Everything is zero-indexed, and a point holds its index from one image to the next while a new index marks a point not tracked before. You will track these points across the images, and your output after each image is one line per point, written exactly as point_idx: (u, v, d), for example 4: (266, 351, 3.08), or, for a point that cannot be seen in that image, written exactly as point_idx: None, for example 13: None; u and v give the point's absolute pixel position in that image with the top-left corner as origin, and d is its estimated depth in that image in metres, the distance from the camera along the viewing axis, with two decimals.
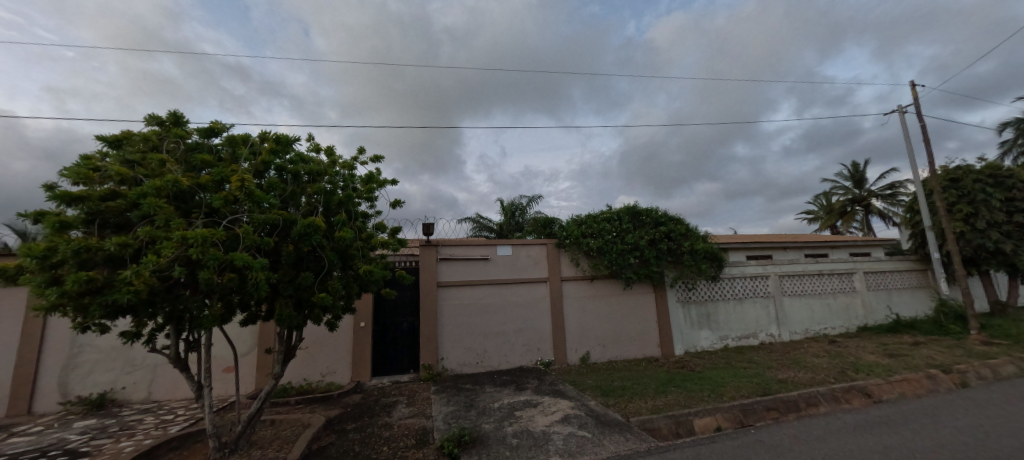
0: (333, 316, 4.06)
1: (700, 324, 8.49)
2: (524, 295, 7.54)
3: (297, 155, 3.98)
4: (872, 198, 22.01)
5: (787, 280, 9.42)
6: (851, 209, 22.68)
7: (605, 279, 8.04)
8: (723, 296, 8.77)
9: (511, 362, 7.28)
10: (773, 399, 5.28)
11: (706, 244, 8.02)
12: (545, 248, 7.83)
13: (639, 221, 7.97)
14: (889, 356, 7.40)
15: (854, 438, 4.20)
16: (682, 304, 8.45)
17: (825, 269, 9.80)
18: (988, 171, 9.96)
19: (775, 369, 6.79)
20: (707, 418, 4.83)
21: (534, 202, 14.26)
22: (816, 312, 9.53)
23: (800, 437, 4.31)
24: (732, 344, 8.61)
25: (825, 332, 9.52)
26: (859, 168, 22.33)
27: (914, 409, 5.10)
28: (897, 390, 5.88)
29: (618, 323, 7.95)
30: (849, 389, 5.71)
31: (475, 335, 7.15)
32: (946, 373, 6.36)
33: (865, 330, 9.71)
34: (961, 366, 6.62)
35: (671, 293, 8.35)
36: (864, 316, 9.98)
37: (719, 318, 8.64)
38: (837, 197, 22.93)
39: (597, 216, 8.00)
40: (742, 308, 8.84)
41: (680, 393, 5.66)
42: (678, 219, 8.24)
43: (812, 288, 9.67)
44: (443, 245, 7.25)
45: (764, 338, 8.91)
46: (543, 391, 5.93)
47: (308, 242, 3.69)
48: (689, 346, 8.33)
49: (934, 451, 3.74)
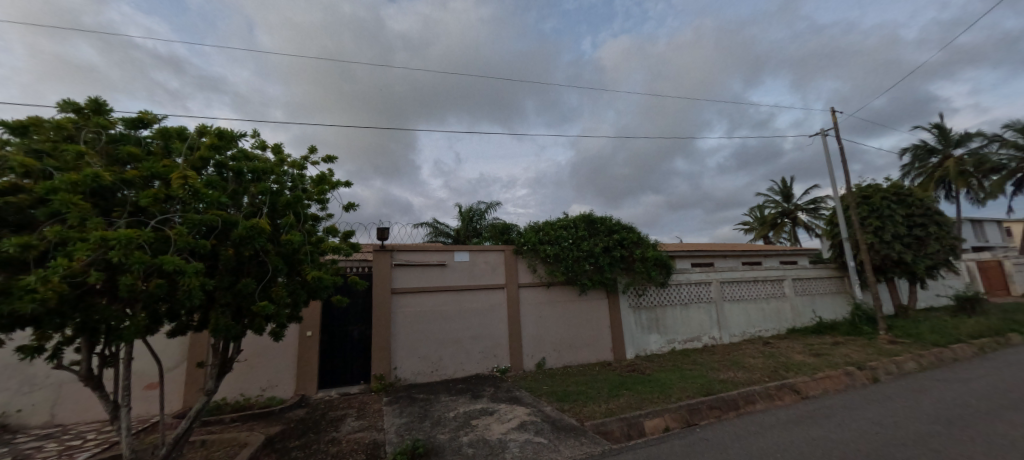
0: (277, 325, 3.78)
1: (650, 328, 8.84)
2: (481, 302, 7.47)
3: (240, 151, 3.69)
4: (798, 212, 24.20)
5: (727, 286, 10.07)
6: (780, 221, 24.82)
7: (561, 285, 8.16)
8: (671, 301, 9.20)
9: (466, 370, 7.16)
10: (715, 398, 5.59)
11: (655, 251, 8.41)
12: (502, 254, 7.81)
13: (594, 229, 8.20)
14: (814, 355, 8.10)
15: (785, 432, 4.52)
16: (633, 309, 8.77)
17: (760, 276, 10.58)
18: (892, 190, 11.33)
19: (717, 370, 7.20)
20: (656, 419, 5.01)
21: (492, 208, 14.30)
22: (752, 315, 10.24)
23: (738, 433, 4.59)
24: (678, 347, 9.03)
25: (759, 334, 10.23)
26: (787, 183, 24.56)
27: (836, 403, 5.60)
28: (821, 386, 6.44)
29: (573, 328, 8.09)
30: (781, 386, 6.18)
31: (431, 342, 6.97)
32: (860, 369, 7.06)
33: (793, 332, 10.58)
34: (873, 363, 7.37)
35: (623, 299, 8.64)
36: (793, 319, 10.88)
37: (666, 322, 9.04)
38: (769, 209, 25.01)
39: (554, 223, 8.15)
40: (688, 313, 9.33)
41: (631, 396, 5.83)
42: (631, 228, 8.57)
43: (749, 293, 10.40)
44: (398, 250, 7.03)
45: (708, 341, 9.44)
46: (500, 398, 5.88)
47: (250, 246, 3.40)
48: (639, 350, 8.63)
49: (855, 440, 4.14)
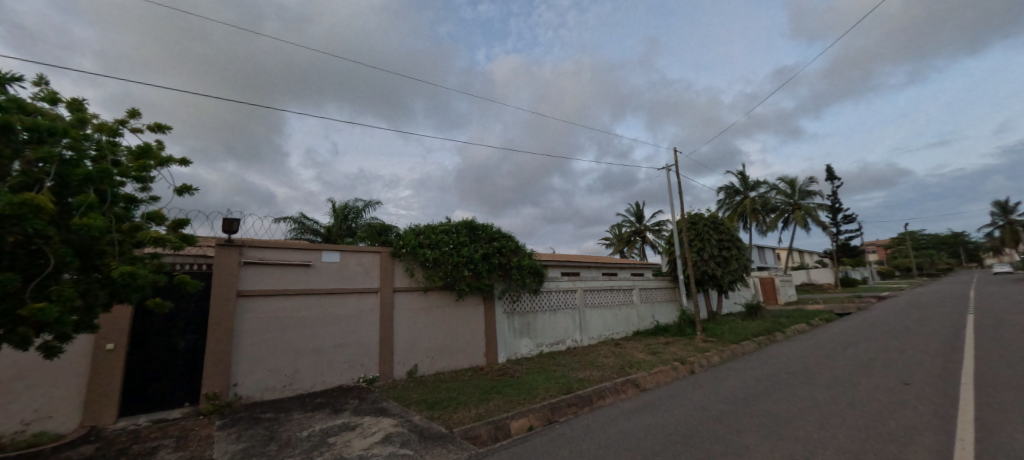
0: (56, 336, 2.88)
1: (521, 333, 9.27)
2: (350, 307, 6.88)
3: (11, 100, 2.76)
4: (647, 231, 28.33)
5: (589, 294, 11.18)
6: (633, 238, 28.69)
7: (438, 290, 8.03)
8: (541, 307, 9.82)
9: (327, 382, 6.46)
10: (573, 396, 6.10)
11: (530, 260, 8.93)
12: (377, 256, 7.36)
13: (475, 235, 8.31)
14: (651, 353, 9.51)
15: (627, 422, 5.17)
16: (507, 315, 9.10)
17: (616, 285, 12.03)
18: (710, 219, 14.12)
19: (576, 370, 7.91)
20: (521, 419, 5.23)
21: (370, 207, 13.41)
22: (607, 320, 11.54)
23: (591, 426, 5.08)
24: (545, 350, 9.64)
25: (612, 337, 11.58)
26: (639, 206, 28.58)
27: (665, 393, 6.65)
28: (655, 380, 7.57)
29: (448, 334, 8.01)
30: (626, 382, 7.08)
31: (285, 353, 6.13)
32: (684, 364, 8.53)
33: (638, 334, 12.28)
34: (692, 359, 8.97)
35: (499, 305, 8.91)
36: (638, 323, 12.61)
37: (536, 327, 9.60)
38: (625, 228, 28.73)
39: (435, 227, 8.01)
40: (555, 318, 10.06)
41: (499, 399, 6.01)
42: (509, 237, 8.94)
43: (606, 300, 11.72)
44: (250, 246, 6.06)
45: (571, 343, 10.30)
46: (364, 411, 5.46)
47: (15, 229, 2.51)
48: (510, 354, 8.96)
49: (679, 424, 4.94)
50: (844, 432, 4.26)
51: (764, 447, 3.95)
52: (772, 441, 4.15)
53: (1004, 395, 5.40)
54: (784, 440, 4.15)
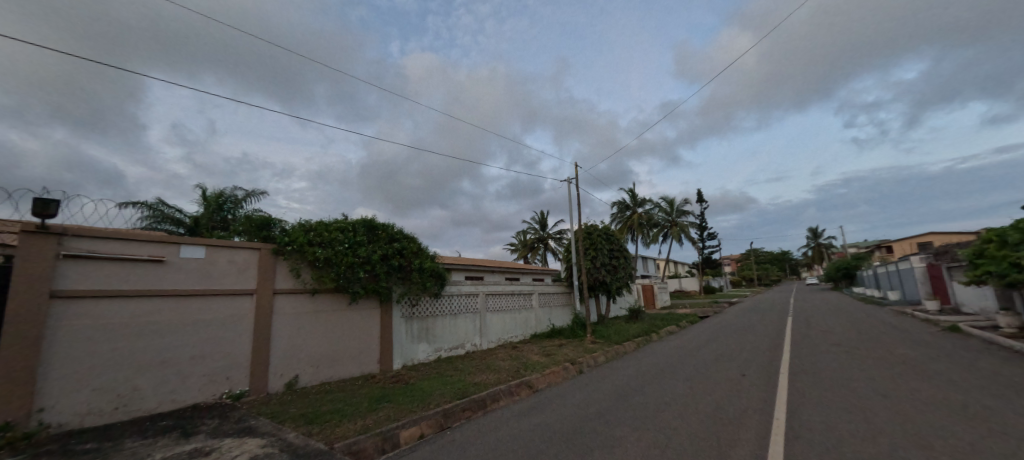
0: None
1: (419, 338, 9.01)
2: (216, 312, 5.97)
3: None
4: (549, 239, 29.81)
5: (490, 298, 11.35)
6: (536, 245, 29.95)
7: (328, 293, 7.42)
8: (442, 311, 9.68)
9: (178, 400, 5.49)
10: (468, 401, 6.11)
11: (432, 263, 8.80)
12: (256, 253, 6.55)
13: (374, 235, 7.89)
14: (545, 355, 9.99)
15: (517, 423, 5.34)
16: (405, 319, 8.77)
17: (516, 290, 12.41)
18: (604, 230, 15.38)
19: (473, 374, 7.95)
20: (412, 428, 5.07)
21: (254, 198, 11.84)
22: (507, 324, 11.82)
23: (482, 430, 5.14)
24: (444, 355, 9.51)
25: (511, 340, 11.90)
26: (543, 215, 30.02)
27: (554, 393, 7.04)
28: (547, 381, 7.95)
29: (337, 341, 7.43)
30: (519, 383, 7.32)
31: (121, 366, 5.05)
32: (573, 365, 9.11)
33: (535, 337, 12.80)
34: (582, 359, 9.63)
35: (396, 309, 8.56)
36: (536, 326, 13.16)
37: (435, 331, 9.42)
38: (530, 234, 29.88)
39: (329, 224, 7.41)
40: (456, 322, 10.00)
41: (390, 408, 5.73)
42: (411, 238, 8.69)
43: (507, 304, 12.02)
44: (75, 235, 4.91)
45: (470, 347, 10.32)
46: (225, 431, 4.77)
47: None
48: (406, 360, 8.64)
49: (564, 422, 5.25)
50: (696, 421, 4.94)
51: (632, 438, 4.40)
52: (642, 432, 4.63)
53: (809, 382, 6.78)
54: (652, 430, 4.66)
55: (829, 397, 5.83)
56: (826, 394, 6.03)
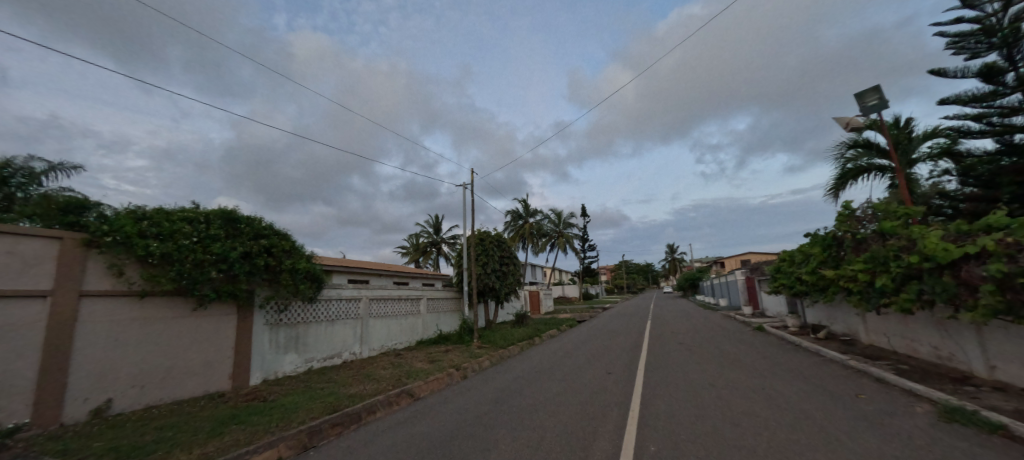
0: None
1: (286, 347, 8.02)
2: None
3: None
4: (442, 243, 29.45)
5: (374, 303, 10.71)
6: (429, 249, 29.35)
7: (166, 296, 6.12)
8: (316, 317, 8.80)
9: None
10: (339, 415, 5.63)
11: (307, 263, 8.04)
12: (58, 244, 5.16)
13: (234, 229, 6.88)
14: (430, 362, 9.76)
15: (395, 435, 5.08)
16: (269, 327, 7.74)
17: (404, 294, 11.94)
18: (496, 237, 15.77)
19: (348, 386, 7.36)
20: (267, 451, 4.46)
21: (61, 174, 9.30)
22: (391, 330, 11.27)
23: (354, 445, 4.77)
24: (315, 366, 8.63)
25: (394, 347, 11.36)
26: (438, 219, 29.62)
27: (436, 401, 6.91)
28: (429, 388, 7.76)
29: (172, 353, 6.14)
30: (400, 393, 7.01)
31: None
32: (458, 370, 9.08)
33: (421, 343, 12.44)
34: (466, 364, 9.65)
35: (258, 316, 7.51)
36: (423, 332, 12.80)
37: (308, 340, 8.53)
38: (423, 238, 29.16)
39: (173, 213, 6.25)
40: (332, 330, 9.19)
41: (240, 430, 4.97)
42: (283, 235, 7.82)
43: (392, 310, 11.47)
44: None
45: (347, 356, 9.56)
46: None
47: None
48: (268, 373, 7.59)
49: (445, 429, 5.17)
50: (568, 419, 5.27)
51: (509, 440, 4.52)
52: (517, 433, 4.80)
53: (662, 377, 7.80)
54: (526, 431, 4.87)
55: (675, 390, 6.77)
56: (674, 386, 6.99)
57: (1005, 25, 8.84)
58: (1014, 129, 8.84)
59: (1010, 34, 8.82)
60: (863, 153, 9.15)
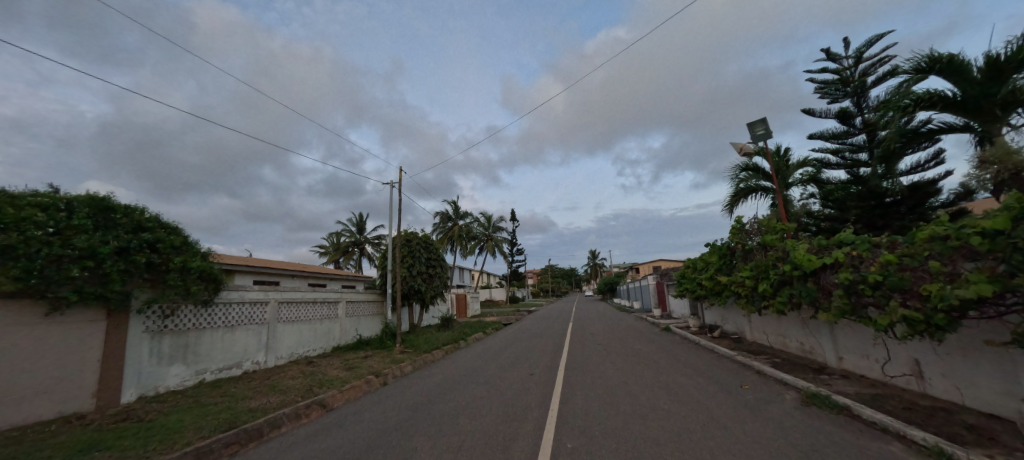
0: None
1: (172, 358, 6.97)
2: None
3: None
4: (366, 243, 28.01)
5: (284, 307, 9.80)
6: (351, 249, 27.73)
7: (5, 298, 4.90)
8: (212, 323, 7.80)
9: None
10: (235, 432, 5.04)
11: (202, 262, 7.18)
12: None
13: (106, 220, 5.91)
14: (346, 369, 9.17)
15: (303, 450, 4.66)
16: (152, 335, 6.65)
17: (319, 297, 11.10)
18: (423, 238, 15.40)
19: (248, 399, 6.62)
20: None
21: None
22: (302, 336, 10.38)
23: None
24: (208, 378, 7.61)
25: (306, 355, 10.46)
26: (362, 218, 28.17)
27: (351, 411, 6.49)
28: (344, 397, 7.28)
29: (14, 368, 4.88)
30: (310, 404, 6.47)
31: None
32: (377, 377, 8.64)
33: (337, 349, 11.64)
34: (387, 371, 9.23)
35: (136, 322, 6.36)
36: (339, 338, 11.98)
37: (199, 349, 7.50)
38: (344, 237, 27.48)
39: (20, 198, 5.20)
40: (231, 337, 8.21)
41: (105, 457, 4.20)
42: (172, 229, 6.91)
43: (305, 314, 10.59)
44: None
45: (248, 366, 8.59)
46: None
47: None
48: (148, 389, 6.49)
49: (361, 441, 4.85)
50: (494, 422, 5.22)
51: (429, 447, 4.38)
52: (437, 439, 4.67)
53: (582, 376, 8.12)
54: (446, 436, 4.76)
55: (594, 388, 7.07)
56: (593, 385, 7.31)
57: (856, 78, 10.75)
58: (860, 162, 10.74)
59: (859, 85, 10.75)
60: (753, 175, 10.48)
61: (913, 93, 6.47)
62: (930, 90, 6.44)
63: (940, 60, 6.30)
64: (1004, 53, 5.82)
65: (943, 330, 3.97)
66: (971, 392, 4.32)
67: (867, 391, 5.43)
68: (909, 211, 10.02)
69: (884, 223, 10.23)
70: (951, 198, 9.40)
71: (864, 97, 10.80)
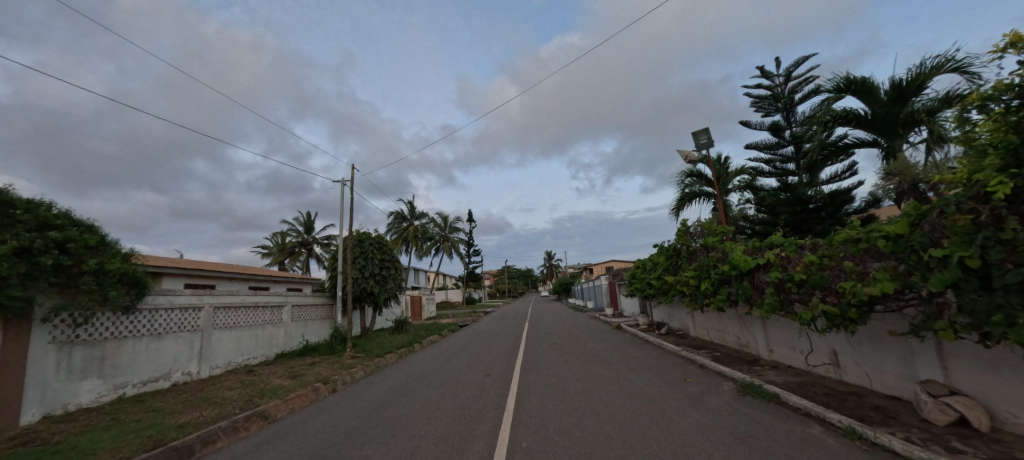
0: None
1: (86, 372, 6.23)
2: None
3: None
4: (314, 244, 26.66)
5: (220, 312, 9.10)
6: (298, 250, 26.27)
7: None
8: (135, 331, 7.09)
9: None
10: (162, 451, 4.60)
11: (124, 264, 6.54)
12: None
13: (5, 217, 5.25)
14: (290, 377, 8.67)
15: None
16: (60, 347, 5.92)
17: (261, 301, 10.43)
18: (377, 239, 14.91)
19: (178, 414, 6.08)
20: None
21: None
22: (241, 343, 9.69)
23: None
24: (129, 393, 6.89)
25: (245, 363, 9.77)
26: (311, 217, 26.85)
27: (296, 421, 6.16)
28: (288, 407, 6.87)
29: None
30: (250, 416, 6.06)
31: None
32: (325, 384, 8.24)
33: (281, 356, 10.99)
34: (335, 377, 8.82)
35: (40, 332, 5.63)
36: (284, 344, 11.30)
37: (119, 361, 6.78)
38: (291, 237, 26.00)
39: None
40: (157, 346, 7.49)
41: None
42: (87, 227, 6.25)
43: (245, 320, 9.90)
44: None
45: (178, 378, 7.88)
46: None
47: None
48: (55, 408, 5.76)
49: (308, 452, 4.62)
50: (449, 426, 5.15)
51: (383, 454, 4.27)
52: (389, 446, 4.54)
53: (537, 376, 8.23)
54: (400, 443, 4.64)
55: (549, 387, 7.20)
56: (548, 384, 7.43)
57: (785, 94, 11.73)
58: (788, 171, 11.73)
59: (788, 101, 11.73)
60: (696, 181, 11.16)
61: (832, 111, 7.18)
62: (846, 108, 7.18)
63: (854, 82, 7.03)
64: (905, 79, 6.62)
65: (855, 323, 4.42)
66: (877, 378, 4.85)
67: (794, 380, 5.93)
68: (829, 216, 11.10)
69: (808, 226, 11.24)
70: (862, 205, 10.52)
71: (792, 112, 11.80)
